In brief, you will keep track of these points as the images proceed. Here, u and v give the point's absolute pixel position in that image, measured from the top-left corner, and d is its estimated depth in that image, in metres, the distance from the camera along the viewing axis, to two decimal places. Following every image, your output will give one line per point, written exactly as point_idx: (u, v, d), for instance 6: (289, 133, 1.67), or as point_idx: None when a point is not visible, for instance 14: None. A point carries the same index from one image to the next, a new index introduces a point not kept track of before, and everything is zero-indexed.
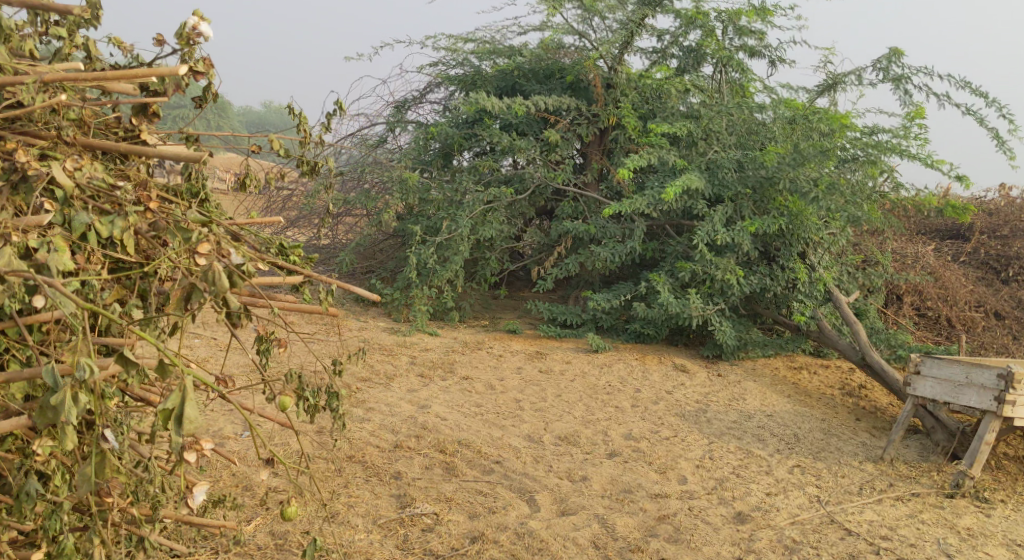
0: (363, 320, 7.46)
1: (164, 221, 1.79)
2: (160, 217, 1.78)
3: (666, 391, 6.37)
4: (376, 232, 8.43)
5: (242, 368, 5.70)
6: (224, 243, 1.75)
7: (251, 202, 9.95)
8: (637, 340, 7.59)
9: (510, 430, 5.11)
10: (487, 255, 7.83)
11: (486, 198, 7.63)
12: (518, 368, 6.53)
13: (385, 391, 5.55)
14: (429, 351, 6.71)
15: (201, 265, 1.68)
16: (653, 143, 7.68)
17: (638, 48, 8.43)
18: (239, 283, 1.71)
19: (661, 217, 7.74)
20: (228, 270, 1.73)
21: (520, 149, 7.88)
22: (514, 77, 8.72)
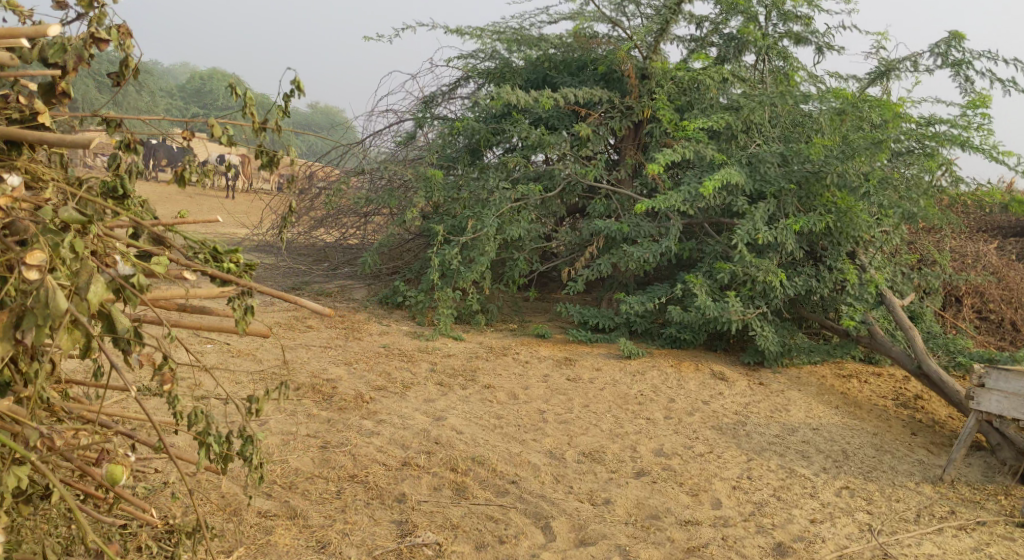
0: (384, 324, 7.14)
1: (23, 222, 1.60)
2: (19, 217, 1.60)
3: (703, 401, 5.93)
4: (401, 232, 8.13)
5: (252, 377, 5.43)
6: (105, 251, 1.69)
7: (278, 202, 9.71)
8: (672, 345, 7.15)
9: (530, 445, 4.74)
10: (515, 256, 7.43)
11: (513, 196, 7.27)
12: (545, 375, 6.15)
13: (399, 400, 5.23)
14: (452, 357, 6.35)
15: (33, 281, 1.50)
16: (691, 137, 7.24)
17: (675, 36, 7.99)
18: (131, 297, 1.65)
19: (699, 215, 7.29)
20: (113, 280, 1.66)
21: (549, 145, 7.51)
22: (544, 69, 8.35)
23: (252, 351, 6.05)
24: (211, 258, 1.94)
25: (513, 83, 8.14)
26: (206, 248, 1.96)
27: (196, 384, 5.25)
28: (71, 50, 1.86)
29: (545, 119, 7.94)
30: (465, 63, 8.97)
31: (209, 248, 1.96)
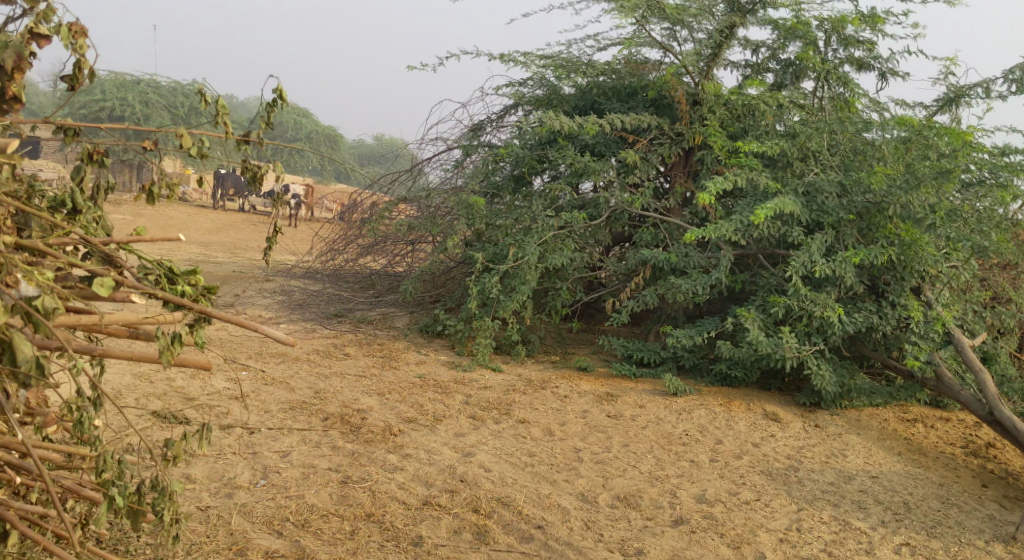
0: (423, 353, 6.98)
1: None
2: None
3: (752, 443, 5.57)
4: (443, 259, 8.00)
5: (281, 406, 5.31)
6: (13, 274, 1.87)
7: (327, 229, 9.70)
8: (723, 383, 6.80)
9: (562, 487, 4.48)
10: (558, 286, 7.24)
11: (556, 224, 7.11)
12: (584, 411, 5.87)
13: (429, 434, 5.02)
14: (489, 389, 6.14)
15: None
16: (744, 164, 6.96)
17: (728, 61, 7.74)
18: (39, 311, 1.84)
19: (752, 245, 6.96)
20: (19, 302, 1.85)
21: (595, 172, 7.35)
22: (593, 95, 8.19)
23: (286, 379, 5.92)
24: (164, 278, 2.27)
25: (560, 109, 7.99)
26: (163, 267, 2.31)
27: (224, 411, 5.15)
28: (10, 49, 2.01)
29: (592, 146, 7.76)
30: (513, 89, 8.86)
31: (165, 268, 2.30)
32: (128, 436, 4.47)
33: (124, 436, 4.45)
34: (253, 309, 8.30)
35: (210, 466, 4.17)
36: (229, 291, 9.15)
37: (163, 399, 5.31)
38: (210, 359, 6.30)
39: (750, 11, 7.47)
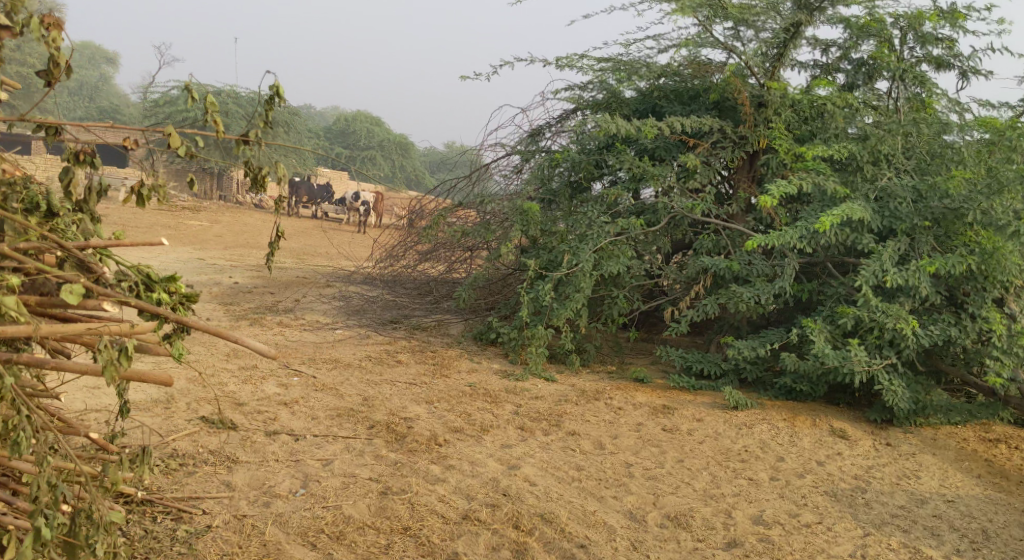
0: (475, 361, 6.88)
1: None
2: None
3: (817, 462, 5.27)
4: (498, 266, 7.91)
5: (328, 413, 5.27)
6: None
7: (386, 236, 9.72)
8: (788, 397, 6.48)
9: (609, 504, 4.29)
10: (614, 294, 7.06)
11: (611, 230, 6.94)
12: (638, 424, 5.66)
13: (475, 445, 4.90)
14: (540, 399, 5.99)
15: None
16: (810, 168, 6.65)
17: (796, 60, 7.44)
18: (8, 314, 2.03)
19: (820, 253, 6.64)
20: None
21: (653, 178, 7.16)
22: (654, 99, 7.98)
23: (336, 386, 5.89)
24: (141, 285, 2.54)
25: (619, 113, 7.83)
26: (141, 274, 2.57)
27: (271, 417, 5.13)
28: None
29: (651, 151, 7.57)
30: (573, 93, 8.72)
31: (143, 274, 2.57)
32: (174, 441, 4.48)
33: (170, 441, 4.46)
34: (312, 314, 8.35)
35: (250, 474, 4.13)
36: (289, 297, 9.23)
37: (214, 403, 5.33)
38: (264, 364, 6.33)
39: (820, 8, 7.15)
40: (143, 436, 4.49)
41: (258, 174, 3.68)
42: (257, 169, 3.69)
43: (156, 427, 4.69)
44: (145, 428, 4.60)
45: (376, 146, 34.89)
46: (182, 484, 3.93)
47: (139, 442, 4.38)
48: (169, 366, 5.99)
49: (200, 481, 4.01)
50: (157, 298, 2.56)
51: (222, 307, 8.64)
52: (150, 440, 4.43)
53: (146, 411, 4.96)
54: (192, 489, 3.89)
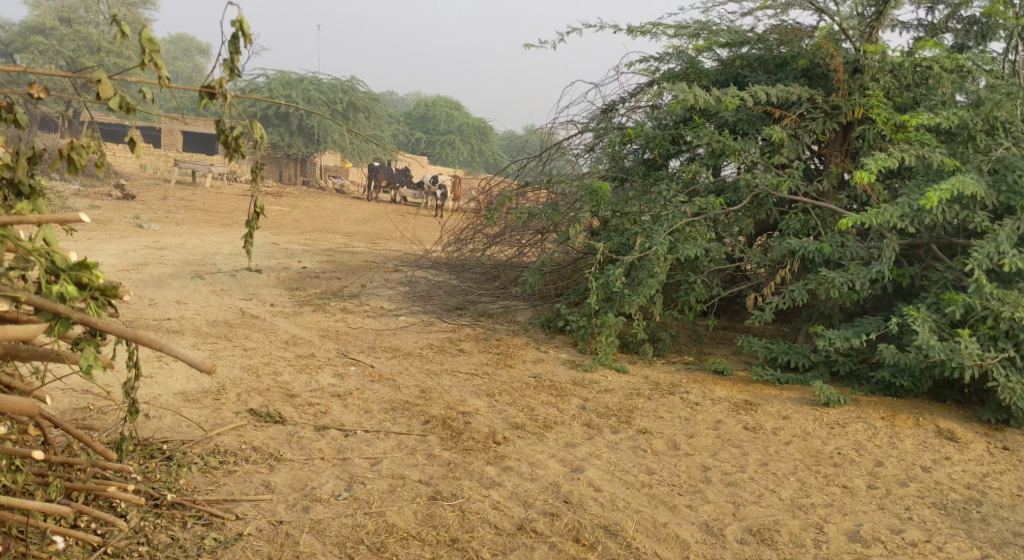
0: (542, 350, 6.51)
1: None
2: None
3: (921, 467, 4.68)
4: (568, 250, 7.51)
5: (384, 406, 4.99)
6: None
7: (456, 221, 9.42)
8: (886, 393, 5.86)
9: (683, 514, 3.85)
10: (691, 278, 6.57)
11: (688, 211, 6.46)
12: (717, 422, 5.17)
13: (536, 444, 4.54)
14: (609, 393, 5.57)
15: None
16: (912, 139, 6.00)
17: (896, 19, 6.73)
18: None
19: (925, 233, 5.97)
20: None
21: (735, 153, 6.61)
22: (736, 68, 7.40)
23: (394, 376, 5.60)
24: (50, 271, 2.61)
25: (698, 84, 7.30)
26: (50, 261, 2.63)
27: (325, 409, 4.88)
28: None
29: (733, 124, 7.02)
30: (648, 65, 8.21)
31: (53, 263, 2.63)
32: (218, 436, 4.26)
33: (214, 435, 4.24)
34: (376, 300, 8.11)
35: (292, 474, 3.87)
36: (355, 282, 9.03)
37: (267, 392, 5.11)
38: (324, 353, 6.11)
39: None
40: (187, 430, 4.29)
41: (229, 136, 3.48)
42: (229, 131, 3.51)
43: (203, 420, 4.49)
44: (191, 422, 4.40)
45: (454, 130, 34.78)
46: (219, 484, 3.69)
47: (181, 436, 4.18)
48: (226, 357, 5.81)
49: (238, 480, 3.76)
50: (61, 290, 2.60)
51: (288, 293, 8.48)
52: (194, 435, 4.23)
53: (194, 403, 4.78)
54: (229, 491, 3.64)
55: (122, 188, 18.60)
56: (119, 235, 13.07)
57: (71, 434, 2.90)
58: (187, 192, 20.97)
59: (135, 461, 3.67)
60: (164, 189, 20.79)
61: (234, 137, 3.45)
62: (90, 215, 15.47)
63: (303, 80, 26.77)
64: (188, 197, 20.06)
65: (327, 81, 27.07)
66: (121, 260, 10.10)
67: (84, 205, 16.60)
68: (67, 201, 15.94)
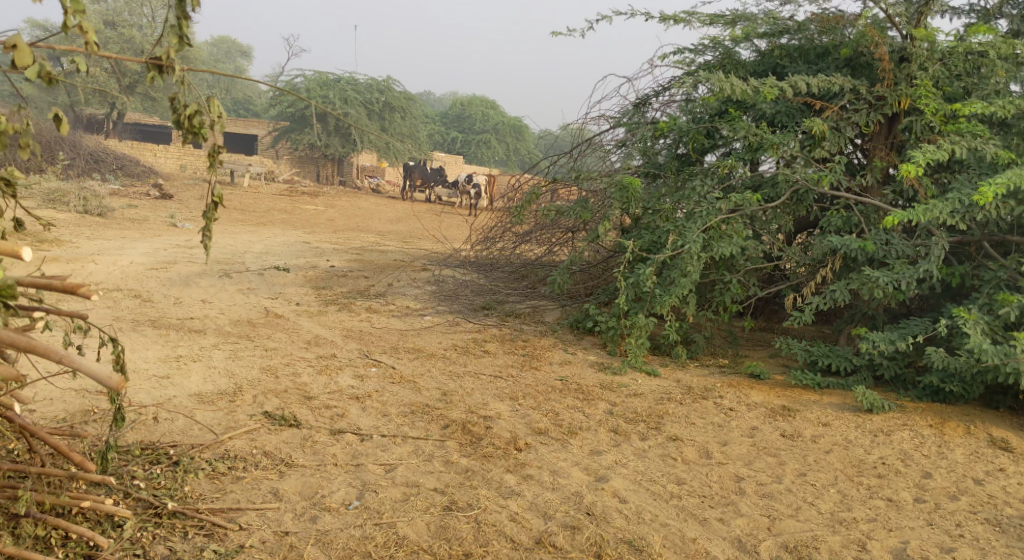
0: (570, 352, 6.28)
1: None
2: None
3: (972, 480, 4.38)
4: (598, 248, 7.28)
5: (403, 409, 4.82)
6: None
7: (485, 219, 9.23)
8: (934, 399, 5.54)
9: (714, 528, 3.62)
10: (726, 278, 6.32)
11: (724, 207, 6.20)
12: (752, 429, 4.91)
13: (559, 451, 4.33)
14: (639, 397, 5.34)
15: None
16: (963, 130, 5.67)
17: (945, 5, 6.38)
18: None
19: (976, 231, 5.63)
20: None
21: (773, 147, 6.32)
22: (775, 58, 7.09)
23: (416, 378, 5.41)
24: None
25: (735, 75, 7.01)
26: None
27: (342, 412, 4.72)
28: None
29: (771, 117, 6.73)
30: (683, 57, 7.94)
31: None
32: (230, 440, 4.12)
33: (225, 440, 4.10)
34: (402, 299, 7.96)
35: (302, 481, 3.72)
36: (383, 281, 8.89)
37: (284, 394, 4.97)
38: (346, 353, 5.96)
39: None
40: (198, 434, 4.16)
41: (182, 115, 3.14)
42: (182, 109, 3.15)
43: (215, 423, 4.36)
44: (203, 425, 4.28)
45: (490, 129, 34.68)
46: (226, 491, 3.54)
47: (192, 440, 4.05)
48: (246, 358, 5.69)
49: (245, 486, 3.62)
50: None
51: (315, 292, 8.37)
52: (204, 439, 4.09)
53: (208, 405, 4.65)
54: (236, 499, 3.48)
55: (160, 188, 18.74)
56: (153, 234, 13.12)
57: (50, 444, 2.80)
58: (224, 191, 21.12)
59: (139, 467, 3.52)
60: (202, 189, 20.95)
61: (188, 117, 3.11)
62: (127, 214, 15.59)
63: (339, 80, 26.82)
64: (226, 197, 20.17)
65: (364, 81, 27.08)
66: (151, 259, 10.08)
67: (122, 205, 16.74)
68: (105, 201, 16.08)
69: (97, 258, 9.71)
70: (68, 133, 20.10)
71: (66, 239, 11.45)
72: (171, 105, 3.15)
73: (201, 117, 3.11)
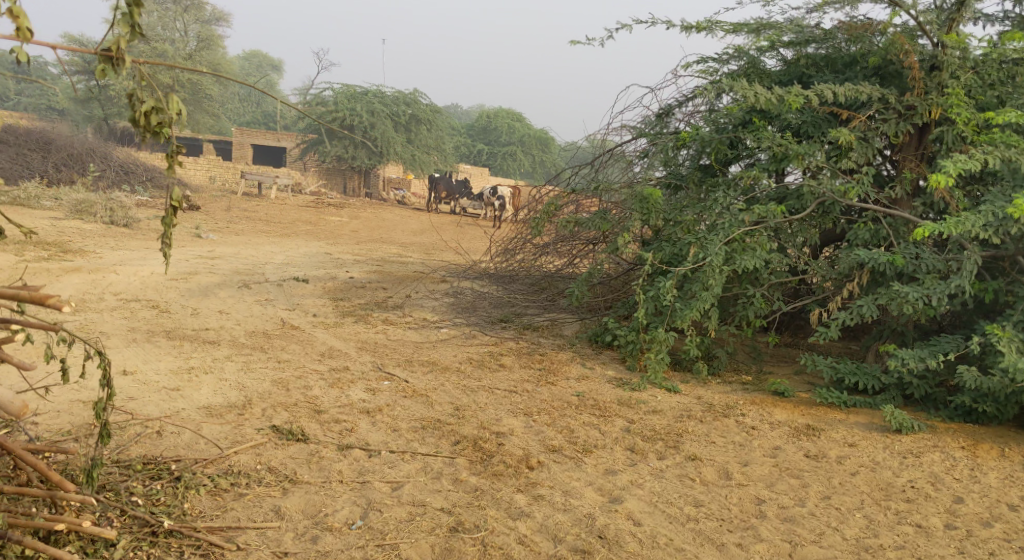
0: (588, 366, 6.14)
1: None
2: None
3: (1007, 505, 4.17)
4: (618, 261, 7.14)
5: (414, 424, 4.70)
6: None
7: (506, 232, 9.11)
8: (966, 419, 5.32)
9: (731, 554, 3.45)
10: (749, 292, 6.15)
11: (747, 219, 6.04)
12: (775, 449, 4.73)
13: (573, 470, 4.19)
14: (658, 414, 5.19)
15: None
16: (998, 141, 5.48)
17: (978, 11, 6.19)
18: None
19: (1011, 245, 5.42)
20: None
21: (798, 157, 6.15)
22: (801, 68, 6.92)
23: (428, 392, 5.30)
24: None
25: (760, 84, 6.85)
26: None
27: (352, 426, 4.62)
28: None
29: (796, 127, 6.56)
30: (707, 66, 7.78)
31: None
32: (235, 455, 4.03)
33: (230, 454, 4.01)
34: (420, 312, 7.86)
35: (305, 499, 3.61)
36: (401, 292, 8.81)
37: (293, 406, 4.88)
38: (360, 366, 5.87)
39: None
40: (203, 448, 4.07)
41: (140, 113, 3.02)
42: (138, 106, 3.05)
43: (222, 437, 4.27)
44: (208, 440, 4.19)
45: (516, 142, 34.68)
46: (226, 509, 3.44)
47: (196, 455, 3.96)
48: (259, 370, 5.62)
49: (246, 503, 3.52)
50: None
51: (333, 303, 8.30)
52: (209, 454, 4.00)
53: (216, 418, 4.57)
54: (236, 517, 3.38)
55: (187, 200, 18.86)
56: (178, 245, 13.18)
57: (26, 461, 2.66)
58: (251, 203, 21.26)
59: (139, 483, 3.44)
60: (229, 200, 21.10)
61: (147, 115, 3.00)
62: (153, 224, 15.70)
63: (367, 92, 26.90)
64: (253, 209, 20.28)
65: (391, 94, 27.18)
66: (172, 269, 10.10)
67: (149, 216, 16.88)
68: (132, 211, 16.21)
69: (119, 268, 9.73)
70: (99, 145, 20.35)
71: (90, 249, 11.52)
72: (129, 101, 3.05)
73: (159, 115, 2.99)
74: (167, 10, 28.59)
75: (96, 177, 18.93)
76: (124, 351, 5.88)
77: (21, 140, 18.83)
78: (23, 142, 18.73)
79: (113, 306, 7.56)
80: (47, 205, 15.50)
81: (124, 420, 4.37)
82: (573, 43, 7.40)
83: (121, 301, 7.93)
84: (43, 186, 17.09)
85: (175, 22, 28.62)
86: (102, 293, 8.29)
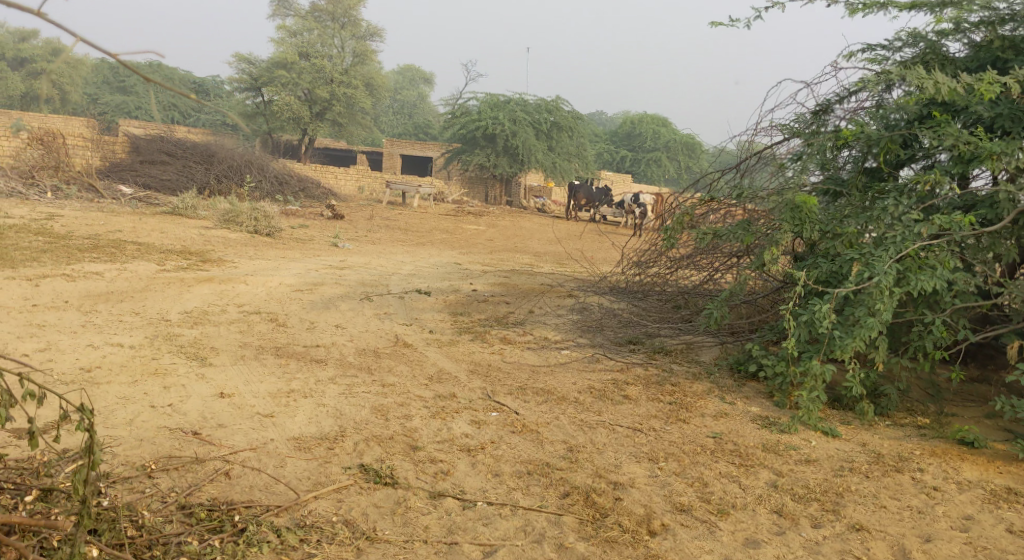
0: (728, 401, 5.32)
1: None
2: None
3: None
4: (764, 277, 6.26)
5: (519, 468, 4.09)
6: None
7: (639, 243, 8.34)
8: None
9: None
10: (927, 319, 5.13)
11: (925, 232, 5.06)
12: (965, 519, 3.78)
13: (704, 539, 3.46)
14: (813, 465, 4.33)
15: None
16: None
17: None
18: None
19: None
20: None
21: (991, 157, 5.08)
22: (995, 51, 5.78)
23: (540, 427, 4.68)
24: None
25: (942, 70, 5.79)
26: None
27: (449, 468, 4.07)
28: None
29: (988, 121, 5.47)
30: (875, 53, 6.73)
31: None
32: (314, 501, 3.56)
33: (307, 501, 3.55)
34: (541, 330, 7.26)
35: None
36: (524, 308, 8.24)
37: (387, 440, 4.39)
38: (468, 393, 5.33)
39: None
40: (280, 492, 3.64)
41: None
42: None
43: (304, 478, 3.82)
44: (288, 481, 3.75)
45: (660, 148, 33.53)
46: None
47: (270, 501, 3.53)
48: (359, 396, 5.18)
49: None
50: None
51: (451, 319, 7.86)
52: (285, 499, 3.56)
53: (304, 453, 4.14)
54: None
55: (331, 209, 19.17)
56: (313, 255, 13.23)
57: None
58: (393, 212, 21.42)
59: (194, 538, 3.07)
60: (371, 210, 21.33)
61: None
62: (296, 234, 15.93)
63: (510, 101, 26.77)
64: (393, 218, 20.40)
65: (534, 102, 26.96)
66: (301, 280, 9.98)
67: (295, 225, 17.21)
68: (277, 220, 16.55)
69: (248, 278, 9.69)
70: (255, 157, 21.07)
71: (228, 259, 11.64)
72: None
73: None
74: (325, 28, 28.55)
75: (253, 188, 19.58)
76: (228, 370, 5.62)
77: (187, 153, 19.75)
78: (189, 155, 19.59)
79: (232, 319, 7.41)
80: (202, 215, 16.04)
81: (206, 452, 4.02)
82: (712, 25, 6.53)
83: (242, 313, 7.79)
84: (200, 196, 17.74)
85: (333, 39, 28.40)
86: (226, 304, 8.21)
